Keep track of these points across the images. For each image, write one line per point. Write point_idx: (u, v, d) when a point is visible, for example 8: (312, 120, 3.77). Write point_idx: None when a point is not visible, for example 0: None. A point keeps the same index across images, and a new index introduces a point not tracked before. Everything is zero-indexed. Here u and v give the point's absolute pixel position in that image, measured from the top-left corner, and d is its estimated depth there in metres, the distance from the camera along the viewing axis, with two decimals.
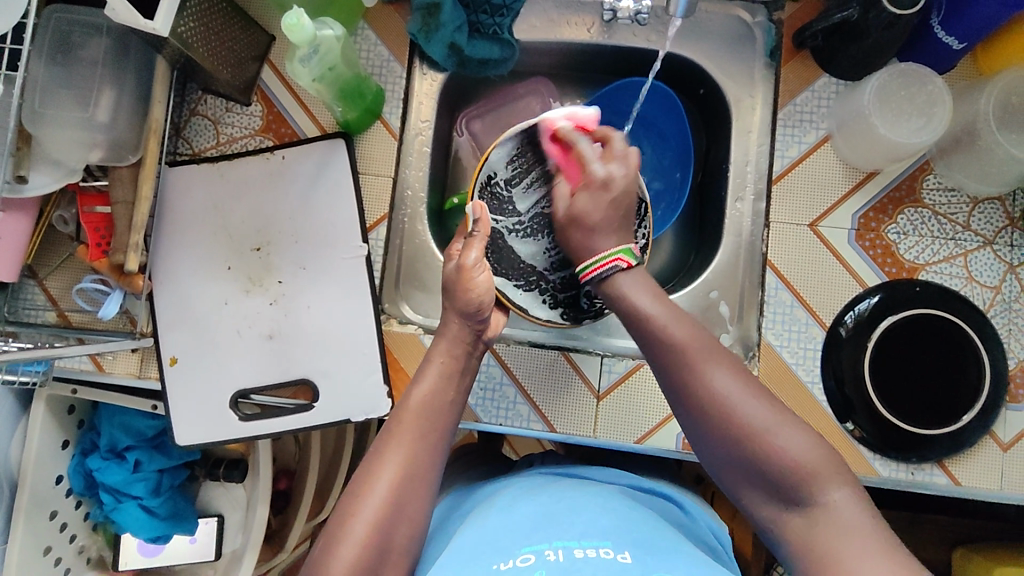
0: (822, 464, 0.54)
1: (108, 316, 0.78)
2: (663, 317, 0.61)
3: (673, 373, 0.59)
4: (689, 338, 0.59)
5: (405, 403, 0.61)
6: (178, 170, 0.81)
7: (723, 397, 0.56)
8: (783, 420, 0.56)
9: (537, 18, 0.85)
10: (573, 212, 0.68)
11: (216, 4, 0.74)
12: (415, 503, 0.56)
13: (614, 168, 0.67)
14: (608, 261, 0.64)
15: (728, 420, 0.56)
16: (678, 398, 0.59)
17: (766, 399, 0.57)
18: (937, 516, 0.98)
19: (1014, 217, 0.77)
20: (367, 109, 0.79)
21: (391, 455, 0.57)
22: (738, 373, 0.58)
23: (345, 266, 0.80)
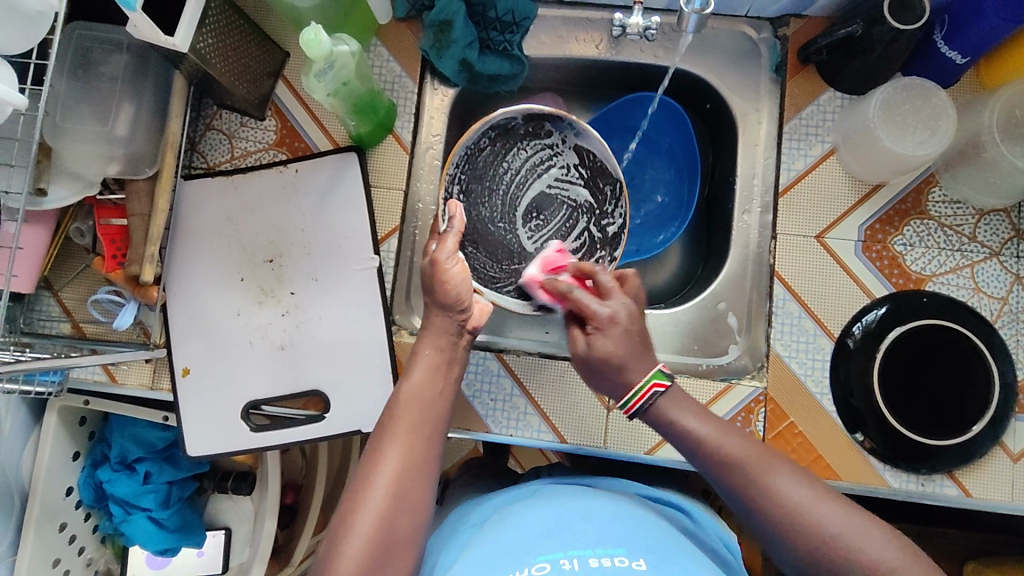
0: (907, 562, 0.50)
1: (123, 327, 0.79)
2: (713, 432, 0.60)
3: (736, 490, 0.57)
4: (747, 450, 0.58)
5: (399, 399, 0.62)
6: (193, 183, 0.82)
7: (795, 510, 0.54)
8: (860, 521, 0.52)
9: (546, 35, 0.87)
10: (594, 355, 0.63)
11: (234, 22, 0.75)
12: (418, 496, 0.57)
13: (615, 304, 0.64)
14: (644, 391, 0.62)
15: (806, 535, 0.53)
16: (748, 513, 0.56)
17: (840, 503, 0.54)
18: (948, 529, 0.97)
19: (1020, 228, 0.78)
20: (380, 123, 0.81)
21: (391, 450, 0.58)
22: (805, 481, 0.56)
23: (356, 277, 0.81)
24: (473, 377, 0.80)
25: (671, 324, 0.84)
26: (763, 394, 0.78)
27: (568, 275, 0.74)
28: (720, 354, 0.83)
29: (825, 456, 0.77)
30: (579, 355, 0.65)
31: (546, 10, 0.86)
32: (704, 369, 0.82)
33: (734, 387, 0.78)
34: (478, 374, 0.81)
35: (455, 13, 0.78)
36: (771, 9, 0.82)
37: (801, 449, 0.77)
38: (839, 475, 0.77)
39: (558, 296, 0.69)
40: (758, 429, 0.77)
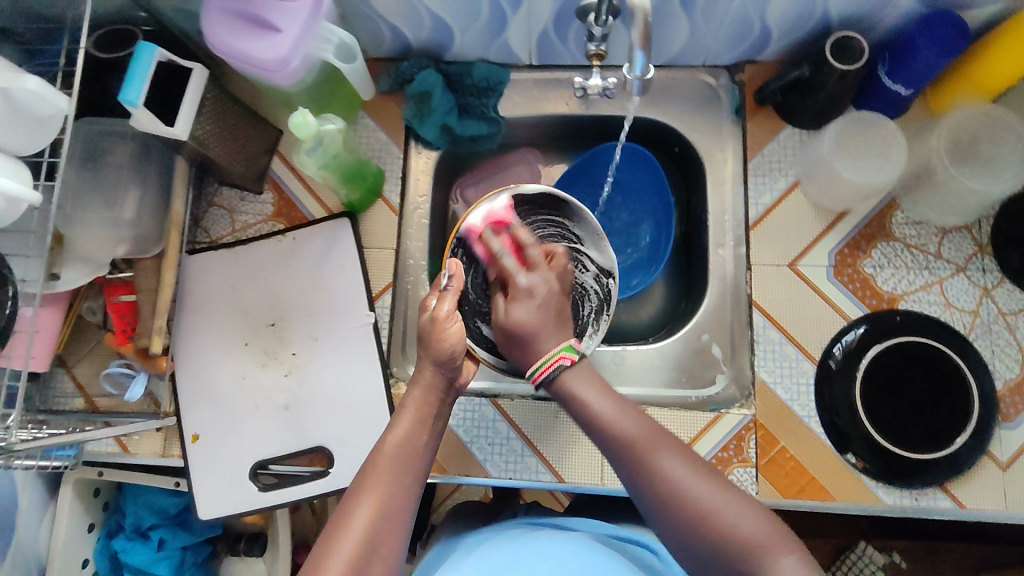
0: (770, 533, 0.55)
1: (133, 398, 0.82)
2: (611, 412, 0.64)
3: (628, 462, 0.61)
4: (638, 429, 0.62)
5: (379, 449, 0.65)
6: (197, 257, 0.87)
7: (674, 487, 0.58)
8: (735, 498, 0.57)
9: (519, 95, 0.92)
10: (512, 326, 0.70)
11: (233, 109, 0.82)
12: (387, 550, 0.59)
13: (534, 278, 0.73)
14: (553, 361, 0.67)
15: (682, 504, 0.57)
16: (636, 487, 0.60)
17: (717, 483, 0.58)
18: (955, 544, 0.97)
19: (982, 243, 0.82)
20: (369, 189, 0.87)
21: (367, 501, 0.60)
22: (688, 461, 0.60)
23: (354, 335, 0.85)
24: (470, 422, 0.83)
25: (659, 358, 0.86)
26: (752, 422, 0.81)
27: (504, 228, 0.78)
28: (707, 385, 0.85)
29: (819, 478, 0.79)
30: (501, 323, 0.71)
31: (517, 73, 0.92)
32: (694, 400, 0.84)
33: (723, 417, 0.81)
34: (475, 419, 0.84)
35: (433, 85, 0.86)
36: (727, 58, 0.88)
37: (794, 473, 0.79)
38: (833, 496, 0.78)
39: (491, 257, 0.77)
40: (751, 456, 0.80)
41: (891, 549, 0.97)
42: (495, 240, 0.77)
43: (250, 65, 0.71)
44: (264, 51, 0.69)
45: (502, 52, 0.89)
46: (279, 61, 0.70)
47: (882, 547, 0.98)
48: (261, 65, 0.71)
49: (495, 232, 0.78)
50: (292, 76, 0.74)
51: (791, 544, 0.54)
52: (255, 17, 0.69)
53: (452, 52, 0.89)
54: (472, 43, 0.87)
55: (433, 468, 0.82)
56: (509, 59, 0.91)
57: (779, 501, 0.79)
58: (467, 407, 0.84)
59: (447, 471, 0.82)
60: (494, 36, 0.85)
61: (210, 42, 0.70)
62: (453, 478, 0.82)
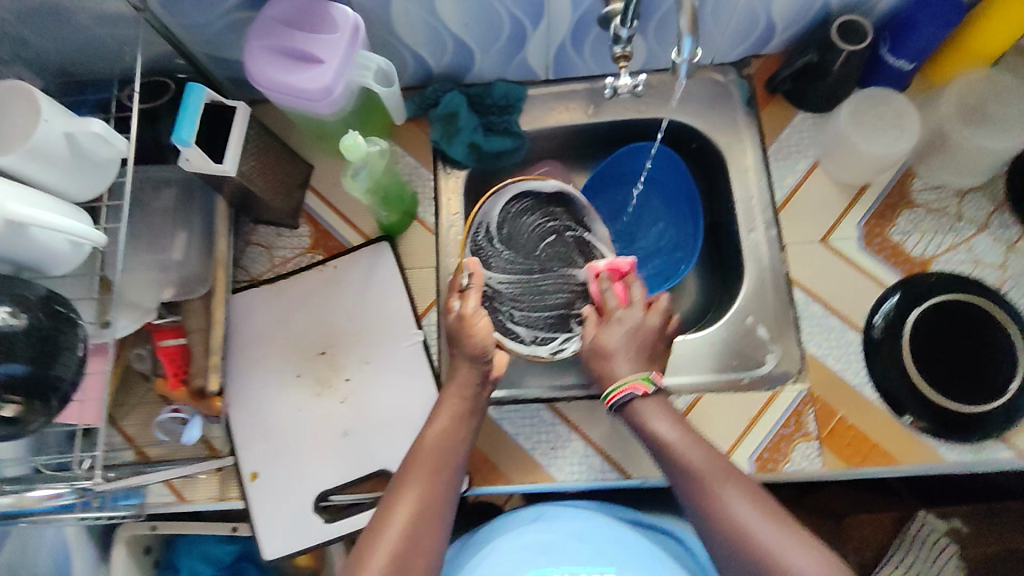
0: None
1: (192, 441, 0.80)
2: (681, 444, 0.68)
3: (697, 496, 0.66)
4: (707, 464, 0.67)
5: (420, 443, 0.71)
6: (242, 296, 0.87)
7: (740, 523, 0.62)
8: (794, 537, 0.61)
9: (539, 110, 0.96)
10: (600, 347, 0.76)
11: (271, 145, 0.84)
12: (429, 539, 0.65)
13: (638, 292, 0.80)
14: (626, 387, 0.71)
15: (746, 544, 0.62)
16: (700, 518, 0.65)
17: (780, 523, 0.62)
18: (1011, 501, 0.98)
19: (999, 201, 0.86)
20: (406, 212, 0.88)
21: (408, 493, 0.66)
22: (755, 500, 0.64)
23: (406, 354, 0.85)
24: (529, 429, 0.83)
25: (708, 346, 0.87)
26: (809, 395, 0.82)
27: (614, 275, 0.83)
28: (758, 365, 0.86)
29: (881, 443, 0.80)
30: (594, 349, 0.76)
31: (536, 89, 0.96)
32: (747, 382, 0.85)
33: (779, 396, 0.82)
34: (534, 425, 0.84)
35: (459, 105, 0.90)
36: (734, 54, 0.92)
37: (856, 441, 0.80)
38: (898, 459, 0.79)
39: (601, 294, 0.82)
40: (812, 429, 0.81)
41: (952, 515, 0.98)
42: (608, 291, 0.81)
43: (293, 97, 0.74)
44: (308, 82, 0.72)
45: (521, 70, 0.93)
46: (323, 90, 0.73)
47: (942, 513, 0.99)
48: (304, 96, 0.74)
49: (610, 277, 0.83)
50: (333, 104, 0.76)
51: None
52: (295, 51, 0.72)
53: (473, 74, 0.93)
54: (492, 63, 0.91)
55: (500, 479, 0.82)
56: (526, 76, 0.95)
57: (845, 471, 0.80)
58: (524, 414, 0.84)
59: (513, 481, 0.82)
60: (514, 54, 0.88)
61: (254, 80, 0.74)
62: (519, 486, 0.82)
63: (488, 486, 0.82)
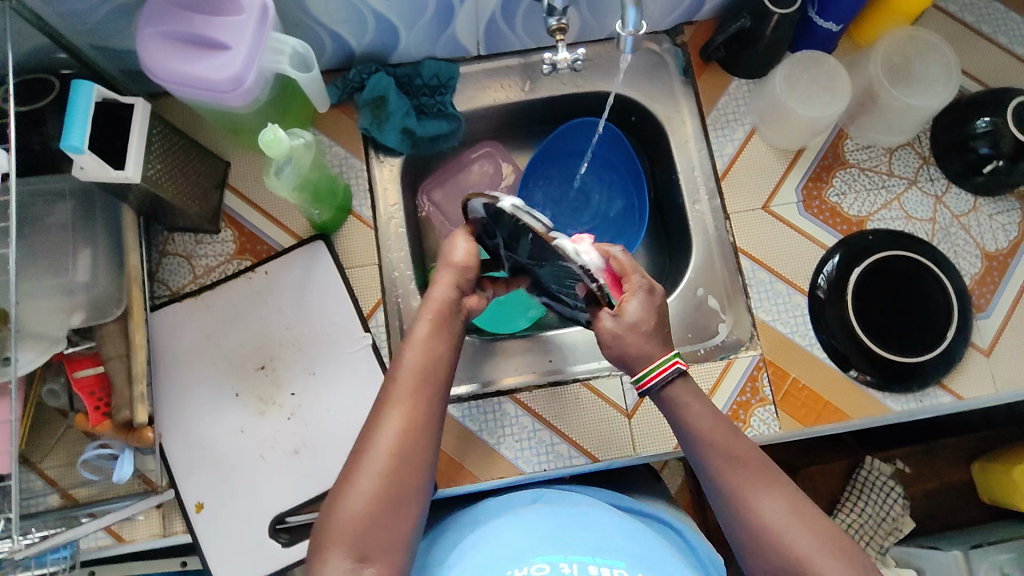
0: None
1: (124, 478, 0.73)
2: (716, 438, 0.62)
3: (728, 490, 0.60)
4: (747, 462, 0.60)
5: (401, 353, 0.62)
6: (164, 314, 0.80)
7: (772, 525, 0.57)
8: (833, 555, 0.55)
9: (473, 89, 0.91)
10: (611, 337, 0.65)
11: (175, 142, 0.76)
12: (419, 459, 0.57)
13: (639, 280, 0.66)
14: (663, 368, 0.63)
15: (775, 550, 0.56)
16: (727, 518, 0.60)
17: (819, 533, 0.56)
18: (946, 440, 1.04)
19: (925, 156, 0.89)
20: (339, 207, 0.82)
21: (396, 412, 0.58)
22: (793, 504, 0.58)
23: (354, 360, 0.80)
24: (493, 423, 0.81)
25: None
26: (762, 360, 0.83)
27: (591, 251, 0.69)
28: (712, 335, 0.87)
29: (831, 400, 0.82)
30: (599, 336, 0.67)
31: (467, 67, 0.91)
32: (703, 352, 0.86)
33: (734, 363, 0.83)
34: (496, 419, 0.81)
35: (387, 88, 0.84)
36: (666, 23, 0.91)
37: (809, 401, 0.82)
38: (848, 414, 0.82)
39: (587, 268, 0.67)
40: (767, 393, 0.82)
41: (893, 458, 1.03)
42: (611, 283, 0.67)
43: (199, 89, 0.67)
44: (214, 71, 0.65)
45: (450, 48, 0.88)
46: (233, 79, 0.66)
47: (885, 458, 1.04)
48: (211, 87, 0.66)
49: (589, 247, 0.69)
50: (248, 95, 0.69)
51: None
52: (197, 38, 0.65)
53: (398, 53, 0.87)
54: (418, 41, 0.85)
55: (465, 478, 0.79)
56: (456, 53, 0.90)
57: (801, 430, 0.81)
58: (486, 409, 0.81)
59: (479, 478, 0.79)
60: (441, 30, 0.83)
61: (152, 72, 0.66)
62: (486, 484, 0.79)
63: (454, 486, 0.79)
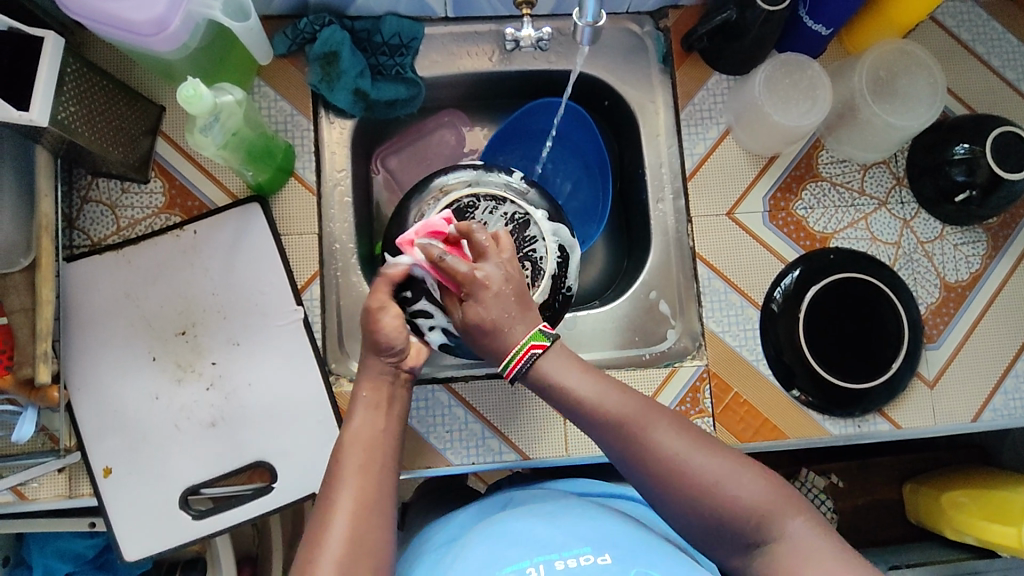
0: (777, 498, 0.55)
1: (23, 439, 0.68)
2: (594, 396, 0.58)
3: (619, 442, 0.57)
4: (627, 407, 0.58)
5: (342, 442, 0.59)
6: (81, 265, 0.75)
7: (671, 458, 0.56)
8: (736, 464, 0.56)
9: (437, 53, 0.85)
10: (470, 322, 0.60)
11: (95, 83, 0.70)
12: (375, 537, 0.54)
13: (490, 268, 0.59)
14: (523, 353, 0.59)
15: (680, 482, 0.55)
16: (627, 464, 0.58)
17: (713, 450, 0.57)
18: (883, 458, 1.05)
19: (900, 176, 0.85)
20: (279, 168, 0.76)
21: (345, 491, 0.56)
22: (682, 431, 0.57)
23: (282, 333, 0.76)
24: (424, 412, 0.78)
25: (610, 321, 0.85)
26: (706, 371, 0.81)
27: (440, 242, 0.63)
28: (659, 341, 0.85)
29: (771, 418, 0.81)
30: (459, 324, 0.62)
31: (433, 28, 0.84)
32: (648, 358, 0.84)
33: (678, 371, 0.81)
34: (429, 407, 0.78)
35: (340, 43, 0.77)
36: (650, 3, 0.85)
37: (748, 416, 0.81)
38: (786, 433, 0.81)
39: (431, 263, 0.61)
40: (707, 405, 0.80)
41: (829, 472, 1.03)
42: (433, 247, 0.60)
43: (114, 27, 0.61)
44: (132, 11, 0.59)
45: (414, 5, 0.81)
46: (155, 23, 0.61)
47: (822, 471, 1.04)
48: (129, 28, 0.61)
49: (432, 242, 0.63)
50: (173, 39, 0.64)
51: (799, 507, 0.55)
52: None
53: (357, 6, 0.80)
54: None
55: None
56: (422, 12, 0.83)
57: (736, 445, 0.80)
58: (418, 397, 0.78)
59: (404, 467, 0.77)
60: None
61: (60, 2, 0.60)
62: (411, 473, 0.77)
63: None
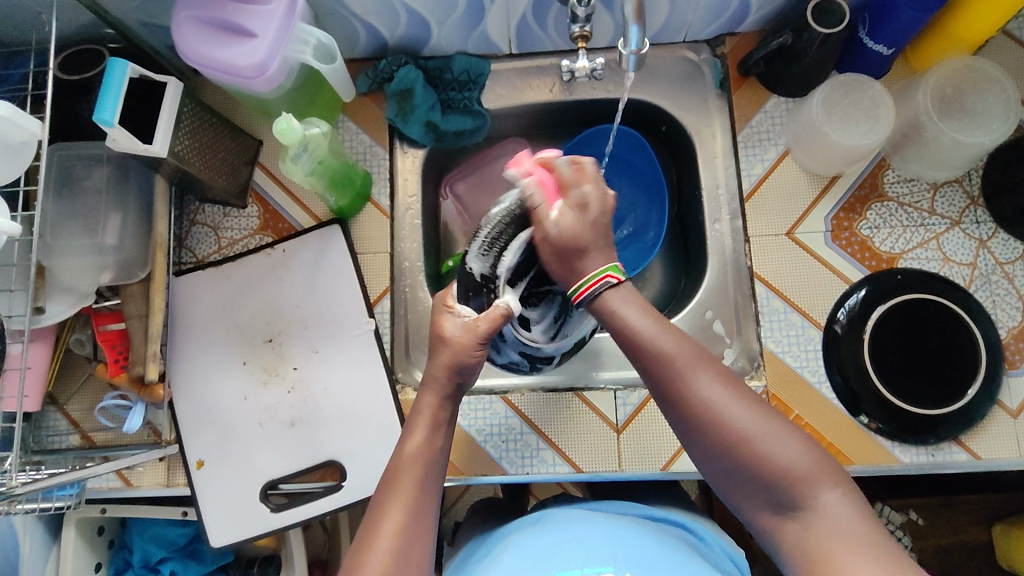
0: (814, 464, 0.54)
1: (132, 430, 0.77)
2: (650, 328, 0.60)
3: (663, 379, 0.59)
4: (676, 345, 0.59)
5: (400, 457, 0.61)
6: (187, 279, 0.85)
7: (710, 403, 0.57)
8: (775, 425, 0.56)
9: (502, 87, 0.91)
10: (565, 236, 0.64)
11: (207, 121, 0.80)
12: (420, 554, 0.57)
13: (594, 188, 0.66)
14: (598, 279, 0.63)
15: (717, 426, 0.56)
16: (666, 402, 0.59)
17: (754, 404, 0.57)
18: (966, 496, 0.98)
19: (974, 196, 0.82)
20: (357, 193, 0.84)
21: (393, 508, 0.58)
22: (727, 382, 0.58)
23: (356, 343, 0.83)
24: (482, 421, 0.82)
25: None
26: (765, 392, 0.80)
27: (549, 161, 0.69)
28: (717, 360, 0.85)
29: (835, 443, 0.79)
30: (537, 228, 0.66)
31: (498, 64, 0.91)
32: None
33: None
34: (487, 416, 0.82)
35: (415, 81, 0.85)
36: (706, 32, 0.88)
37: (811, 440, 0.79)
38: (852, 459, 0.78)
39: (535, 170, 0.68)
40: None
41: (907, 509, 0.98)
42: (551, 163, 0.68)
43: (224, 71, 0.71)
44: (239, 57, 0.69)
45: (481, 44, 0.88)
46: (256, 66, 0.70)
47: (898, 507, 0.99)
48: (235, 72, 0.70)
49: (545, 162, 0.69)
50: (271, 81, 0.73)
51: (834, 478, 0.54)
52: (229, 24, 0.69)
53: (430, 47, 0.88)
54: (450, 36, 0.86)
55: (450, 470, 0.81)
56: (488, 50, 0.90)
57: None
58: (477, 406, 0.82)
59: (462, 473, 0.80)
60: (472, 27, 0.83)
61: (184, 54, 0.70)
62: (470, 479, 0.80)
63: None
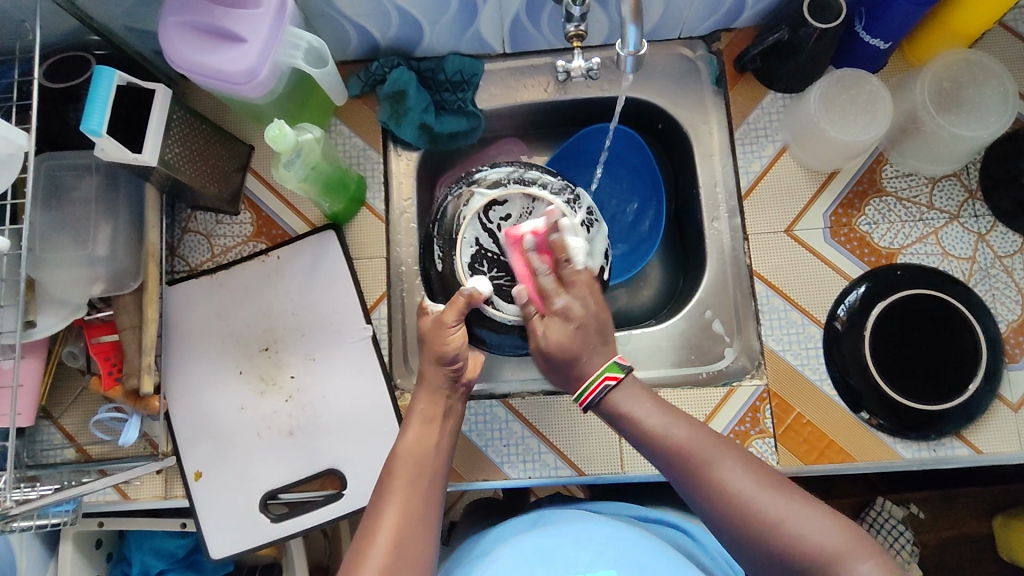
0: (847, 540, 0.55)
1: (129, 442, 0.76)
2: (659, 425, 0.63)
3: (688, 476, 0.61)
4: (693, 441, 0.62)
5: (395, 455, 0.63)
6: (180, 287, 0.83)
7: (736, 494, 0.58)
8: (802, 503, 0.57)
9: (496, 87, 0.90)
10: (551, 347, 0.68)
11: (198, 128, 0.79)
12: (417, 551, 0.57)
13: (571, 298, 0.68)
14: (598, 383, 0.66)
15: (746, 516, 0.57)
16: (696, 502, 0.61)
17: (778, 487, 0.58)
18: (968, 488, 0.99)
19: (972, 189, 0.82)
20: (352, 198, 0.83)
21: (390, 508, 0.59)
22: (749, 468, 0.60)
23: (354, 350, 0.82)
24: (482, 425, 0.81)
25: (667, 340, 0.85)
26: (766, 391, 0.80)
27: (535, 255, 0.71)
28: (716, 360, 0.84)
29: (836, 439, 0.78)
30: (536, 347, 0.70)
31: (492, 64, 0.90)
32: (705, 377, 0.84)
33: (737, 390, 0.80)
34: (487, 421, 0.81)
35: (408, 82, 0.84)
36: (702, 29, 0.87)
37: (812, 437, 0.78)
38: (854, 456, 0.78)
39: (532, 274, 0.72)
40: (768, 425, 0.79)
41: (908, 502, 0.99)
42: (533, 258, 0.71)
43: (214, 78, 0.69)
44: (228, 63, 0.67)
45: (474, 44, 0.87)
46: (246, 72, 0.68)
47: (900, 501, 0.99)
48: (224, 78, 0.69)
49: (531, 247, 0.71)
50: (262, 87, 0.72)
51: (868, 550, 0.54)
52: (217, 30, 0.68)
53: (422, 48, 0.87)
54: (443, 36, 0.84)
55: (452, 476, 0.80)
56: (481, 49, 0.88)
57: (801, 468, 0.78)
58: (477, 410, 0.81)
59: (464, 479, 0.80)
60: (465, 27, 0.82)
61: (172, 60, 0.69)
62: (472, 485, 0.80)
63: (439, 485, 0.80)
